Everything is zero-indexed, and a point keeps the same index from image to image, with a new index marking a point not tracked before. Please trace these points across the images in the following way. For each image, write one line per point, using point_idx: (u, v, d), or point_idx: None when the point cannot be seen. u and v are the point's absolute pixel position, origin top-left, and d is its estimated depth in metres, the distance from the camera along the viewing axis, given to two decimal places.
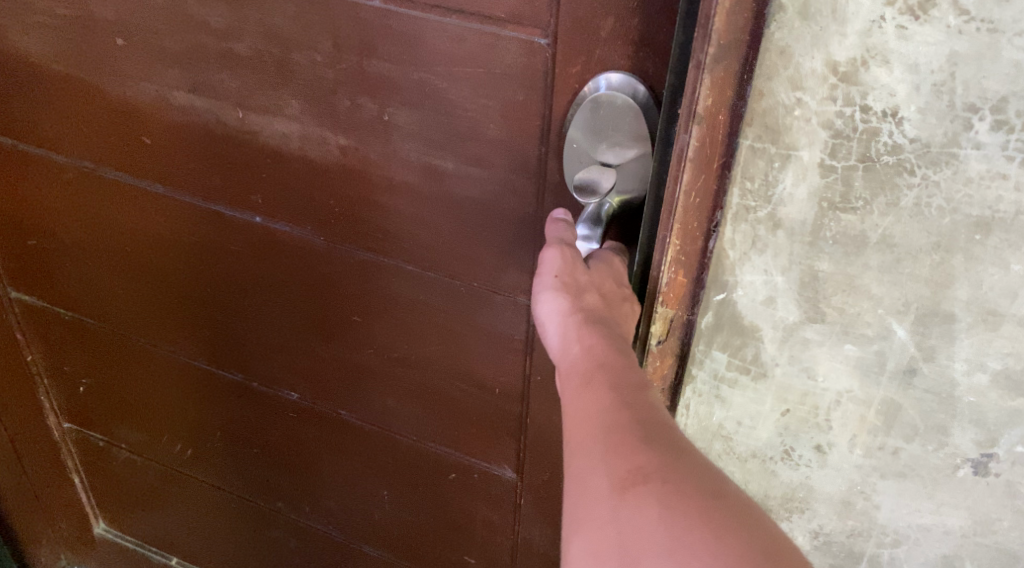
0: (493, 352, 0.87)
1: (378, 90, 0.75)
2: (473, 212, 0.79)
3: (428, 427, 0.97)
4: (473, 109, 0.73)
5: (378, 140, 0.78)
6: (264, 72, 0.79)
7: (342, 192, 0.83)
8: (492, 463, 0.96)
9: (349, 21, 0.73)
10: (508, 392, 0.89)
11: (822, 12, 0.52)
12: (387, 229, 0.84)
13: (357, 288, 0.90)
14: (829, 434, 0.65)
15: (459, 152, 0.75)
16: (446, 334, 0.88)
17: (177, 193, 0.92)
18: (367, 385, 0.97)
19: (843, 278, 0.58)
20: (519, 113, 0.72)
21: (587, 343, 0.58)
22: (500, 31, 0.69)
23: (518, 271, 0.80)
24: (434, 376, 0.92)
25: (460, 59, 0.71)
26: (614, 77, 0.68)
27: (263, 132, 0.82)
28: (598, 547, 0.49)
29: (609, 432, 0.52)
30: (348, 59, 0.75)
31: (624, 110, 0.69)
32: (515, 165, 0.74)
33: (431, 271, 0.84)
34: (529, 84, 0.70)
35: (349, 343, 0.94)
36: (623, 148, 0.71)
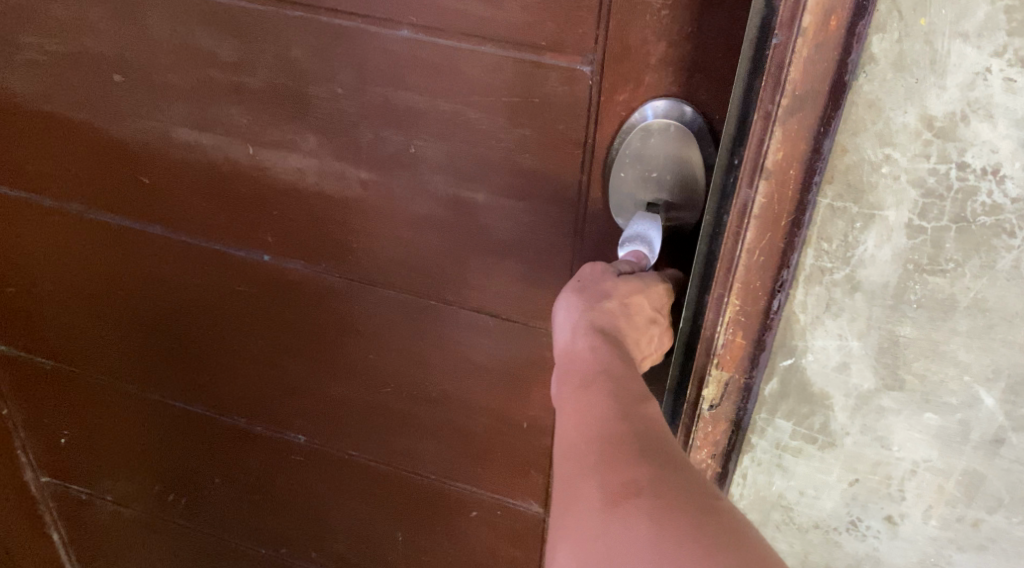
0: (524, 389, 0.82)
1: (404, 122, 0.70)
2: (505, 245, 0.73)
3: (449, 469, 0.91)
4: (508, 138, 0.67)
5: (403, 173, 0.73)
6: (280, 106, 0.74)
7: (359, 225, 0.78)
8: (519, 499, 0.90)
9: (375, 50, 0.68)
10: (538, 426, 0.84)
11: (919, 63, 0.50)
12: (409, 262, 0.78)
13: (374, 326, 0.84)
14: (901, 505, 0.61)
15: (493, 184, 0.70)
16: (470, 369, 0.83)
17: (174, 232, 0.87)
18: (384, 429, 0.91)
19: (926, 337, 0.56)
20: (559, 142, 0.66)
21: (592, 342, 0.57)
22: (539, 60, 0.64)
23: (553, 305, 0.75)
24: (458, 415, 0.87)
25: (495, 89, 0.66)
26: (660, 104, 0.63)
27: (275, 168, 0.78)
28: (584, 557, 0.47)
29: (604, 441, 0.51)
30: (373, 92, 0.70)
31: (674, 136, 0.64)
32: (554, 196, 0.69)
33: (458, 304, 0.79)
34: (571, 113, 0.65)
35: (366, 382, 0.88)
36: (677, 179, 0.66)
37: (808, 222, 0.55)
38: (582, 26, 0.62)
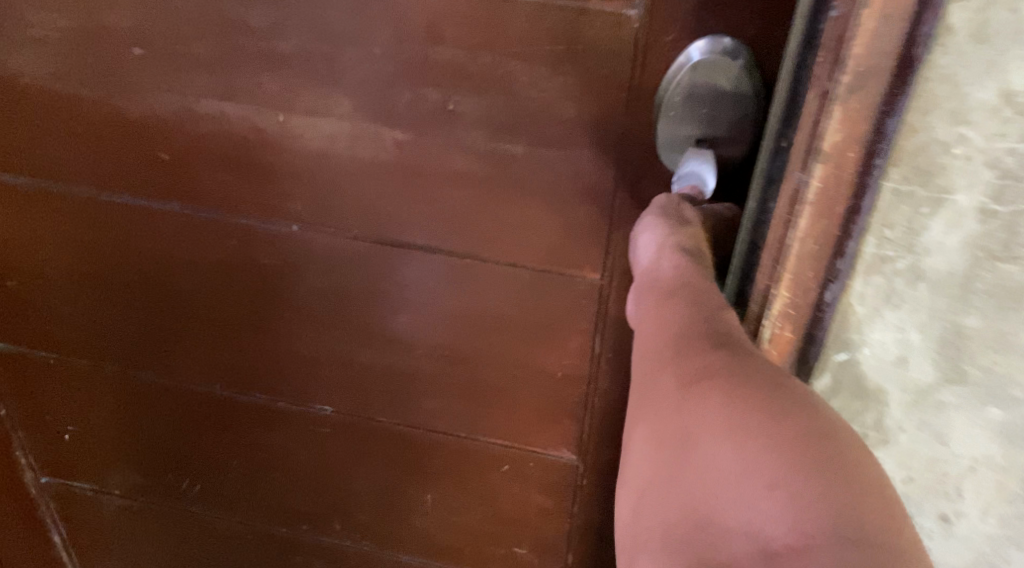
0: (559, 339, 0.84)
1: (444, 79, 0.71)
2: (544, 195, 0.75)
3: (482, 427, 0.92)
4: (551, 88, 0.69)
5: (441, 130, 0.74)
6: (313, 70, 0.74)
7: (395, 187, 0.79)
8: (551, 448, 0.91)
9: (414, 8, 0.69)
10: (572, 374, 0.86)
11: (1002, 35, 0.52)
12: (444, 215, 0.79)
13: (408, 288, 0.85)
14: (959, 503, 0.66)
15: (534, 137, 0.72)
16: (503, 326, 0.85)
17: (196, 208, 0.86)
18: (415, 392, 0.92)
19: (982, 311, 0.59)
20: (602, 88, 0.68)
21: (674, 262, 0.62)
22: (585, 6, 0.66)
23: (591, 250, 0.77)
24: (491, 373, 0.88)
25: (539, 38, 0.68)
26: (704, 45, 0.65)
27: (306, 135, 0.78)
28: (662, 433, 0.54)
29: (681, 339, 0.57)
30: (412, 50, 0.71)
31: (720, 75, 0.66)
32: (595, 142, 0.71)
33: (493, 258, 0.80)
34: (616, 59, 0.67)
35: (396, 347, 0.89)
36: (731, 118, 0.68)
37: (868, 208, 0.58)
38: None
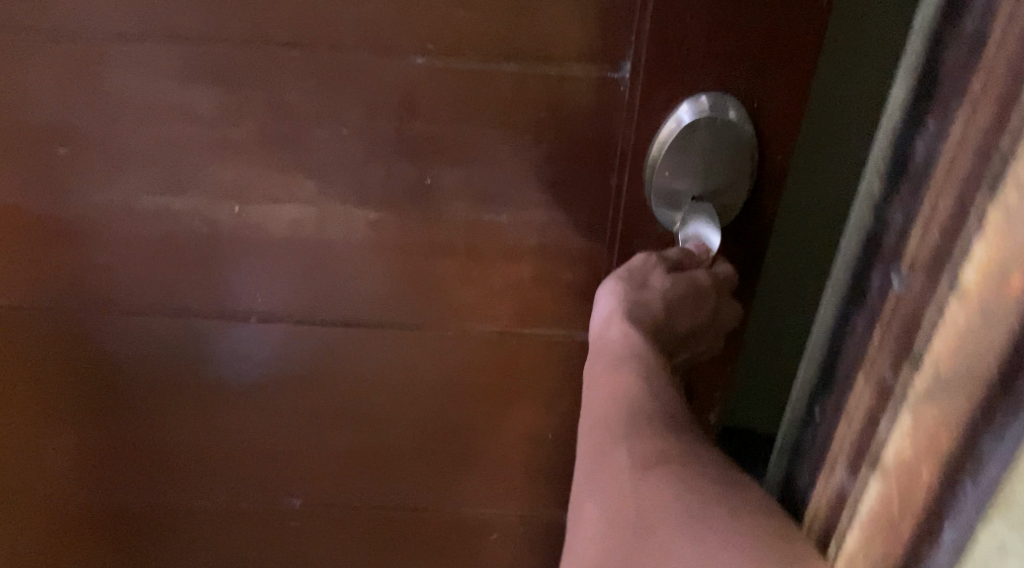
0: (547, 400, 0.82)
1: (419, 153, 0.68)
2: (529, 260, 0.73)
3: (469, 494, 0.90)
4: (534, 154, 0.67)
5: (418, 205, 0.71)
6: (275, 153, 0.70)
7: (367, 267, 0.75)
8: (541, 505, 0.91)
9: (386, 83, 0.66)
10: (560, 432, 0.84)
11: None
12: (421, 291, 0.76)
13: (385, 366, 0.81)
14: None
15: (519, 204, 0.70)
16: (488, 395, 0.82)
17: (136, 312, 0.79)
18: (396, 470, 0.89)
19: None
20: (588, 151, 0.67)
21: (624, 332, 0.66)
22: (568, 72, 0.64)
23: (579, 310, 0.75)
24: (477, 440, 0.86)
25: (520, 106, 0.66)
26: (694, 105, 0.63)
27: (268, 223, 0.73)
28: (616, 507, 0.57)
29: (632, 417, 0.61)
30: (384, 127, 0.68)
31: (713, 134, 0.64)
32: (582, 203, 0.69)
33: (475, 328, 0.78)
34: (602, 122, 0.66)
35: (374, 427, 0.86)
36: (724, 169, 0.65)
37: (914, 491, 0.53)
38: (613, 36, 0.63)
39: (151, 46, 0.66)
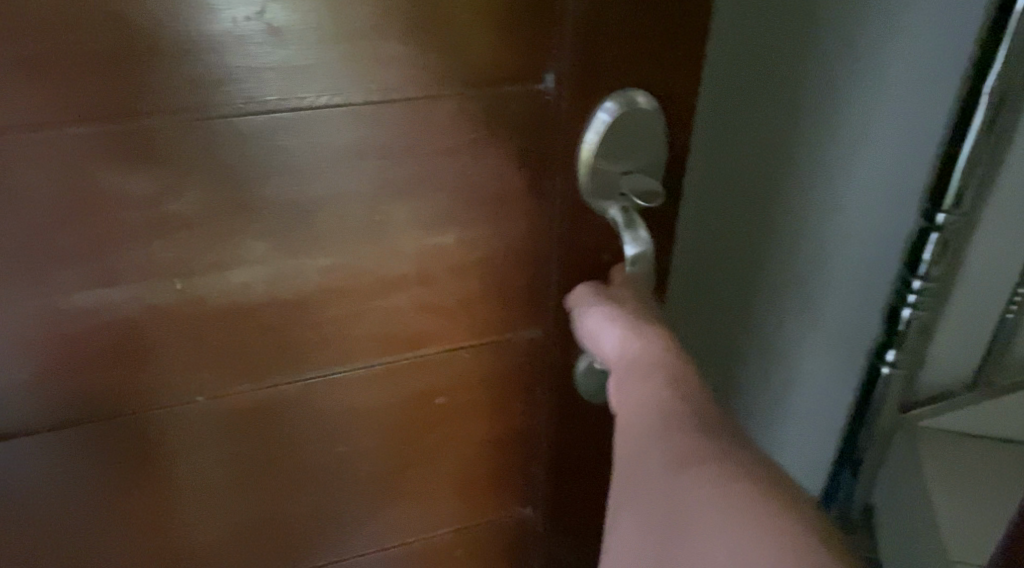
0: (507, 404, 0.85)
1: (365, 192, 0.70)
2: (481, 272, 0.76)
3: (436, 520, 0.90)
4: (475, 173, 0.71)
5: (368, 242, 0.72)
6: (218, 218, 0.68)
7: (320, 315, 0.75)
8: (510, 511, 0.93)
9: (327, 127, 0.67)
10: (522, 432, 0.87)
11: None
12: (377, 329, 0.77)
13: (340, 410, 0.81)
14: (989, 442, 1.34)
15: (465, 223, 0.73)
16: (399, 413, 0.82)
17: (30, 433, 0.73)
18: (363, 512, 0.87)
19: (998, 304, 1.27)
20: (526, 160, 0.71)
21: (639, 346, 0.68)
22: (498, 89, 0.68)
23: (530, 309, 0.79)
24: (433, 467, 0.87)
25: (458, 129, 0.68)
26: (610, 105, 0.69)
27: (214, 293, 0.72)
28: (643, 518, 0.58)
29: (667, 418, 0.62)
30: (330, 172, 0.69)
31: (630, 127, 0.70)
32: (524, 209, 0.73)
33: (431, 350, 0.79)
34: (534, 131, 0.70)
35: (292, 480, 0.83)
36: (646, 156, 0.72)
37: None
38: (538, 54, 0.67)
39: (68, 133, 0.63)
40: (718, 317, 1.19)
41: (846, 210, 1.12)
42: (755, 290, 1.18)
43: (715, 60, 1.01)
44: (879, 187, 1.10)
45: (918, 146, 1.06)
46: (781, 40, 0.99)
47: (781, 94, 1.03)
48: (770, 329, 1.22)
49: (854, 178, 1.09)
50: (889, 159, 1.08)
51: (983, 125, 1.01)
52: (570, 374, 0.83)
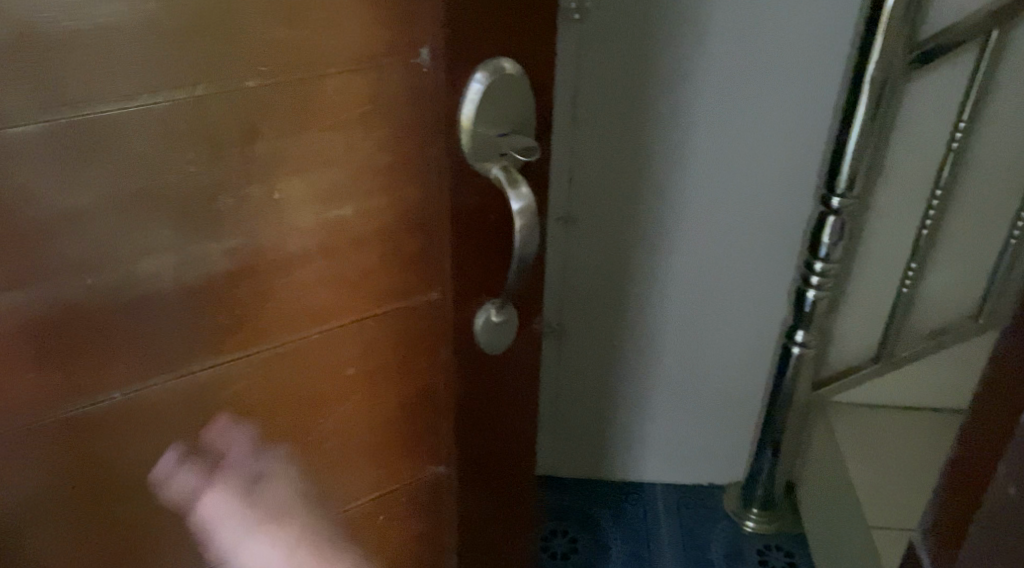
0: (413, 367, 0.91)
1: (266, 173, 0.74)
2: (377, 239, 0.82)
3: (355, 486, 0.95)
4: (364, 145, 0.77)
5: (271, 222, 0.76)
6: (123, 210, 0.70)
7: (228, 299, 0.78)
8: (421, 472, 0.99)
9: (227, 112, 0.70)
10: (429, 393, 0.94)
11: None
12: (285, 308, 0.81)
13: (214, 395, 0.81)
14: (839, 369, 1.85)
15: (359, 194, 0.79)
16: (232, 392, 0.82)
17: None
18: (288, 490, 0.91)
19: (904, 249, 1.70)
20: (410, 129, 0.78)
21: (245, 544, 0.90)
22: (379, 63, 0.74)
23: (426, 273, 0.86)
24: (338, 437, 0.91)
25: (346, 104, 0.74)
26: (481, 76, 0.76)
27: (120, 288, 0.72)
28: None
29: None
30: (231, 156, 0.72)
31: (499, 93, 0.78)
32: (411, 175, 0.80)
33: (339, 321, 0.84)
34: (415, 100, 0.77)
35: (133, 481, 0.81)
36: (516, 119, 0.80)
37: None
38: (413, 28, 0.74)
39: None
40: (619, 243, 1.68)
41: (687, 177, 1.60)
42: (626, 231, 1.67)
43: (564, 73, 1.49)
44: (778, 109, 1.52)
45: (749, 124, 1.53)
46: (604, 53, 1.47)
47: (620, 86, 1.50)
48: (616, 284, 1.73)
49: (703, 143, 1.56)
50: (721, 136, 1.55)
51: (868, 107, 1.41)
52: (469, 331, 0.90)
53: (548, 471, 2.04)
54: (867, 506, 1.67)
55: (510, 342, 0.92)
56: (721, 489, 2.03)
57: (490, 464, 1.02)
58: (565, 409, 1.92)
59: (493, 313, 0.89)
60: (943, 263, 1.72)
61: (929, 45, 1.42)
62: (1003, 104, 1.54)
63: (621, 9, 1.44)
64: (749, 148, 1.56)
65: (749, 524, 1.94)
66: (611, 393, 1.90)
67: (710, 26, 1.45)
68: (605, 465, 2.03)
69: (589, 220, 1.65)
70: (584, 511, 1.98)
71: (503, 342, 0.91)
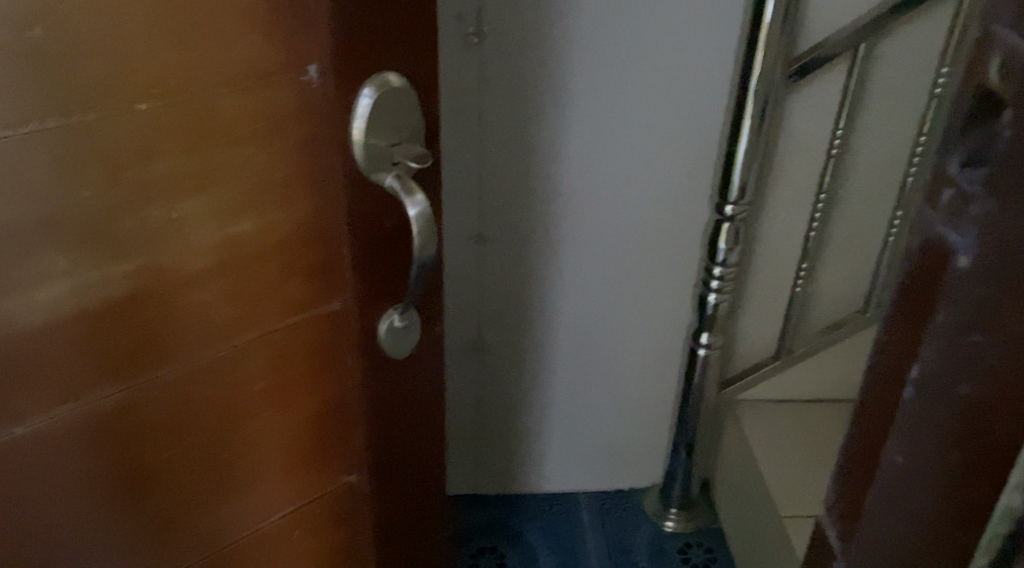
0: (320, 378, 0.93)
1: (163, 193, 0.75)
2: (279, 253, 0.84)
3: (270, 502, 0.96)
4: (260, 161, 0.79)
5: (171, 242, 0.77)
6: (18, 239, 0.70)
7: (132, 323, 0.78)
8: (335, 481, 1.01)
9: (120, 134, 0.71)
10: (338, 403, 0.96)
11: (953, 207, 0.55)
12: (189, 328, 0.82)
13: (122, 422, 0.82)
14: (740, 361, 1.94)
15: (257, 209, 0.80)
16: (134, 424, 0.82)
17: None
18: (201, 511, 0.91)
19: (797, 251, 1.78)
20: (304, 143, 0.80)
21: None
22: (270, 81, 0.76)
23: (329, 283, 0.88)
24: (249, 454, 0.92)
25: (240, 122, 0.76)
26: (368, 90, 0.79)
27: (19, 318, 0.72)
28: None
29: None
30: (127, 178, 0.73)
31: (388, 107, 0.81)
32: (309, 189, 0.83)
33: (244, 337, 0.85)
34: (307, 114, 0.79)
35: (37, 521, 0.80)
36: (407, 130, 0.83)
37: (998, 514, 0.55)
38: (301, 46, 0.76)
39: None
40: (524, 256, 1.72)
41: (588, 189, 1.65)
42: (530, 245, 1.71)
43: (458, 91, 1.51)
44: (666, 119, 1.58)
45: (643, 136, 1.59)
46: (501, 71, 1.50)
47: (515, 103, 1.54)
48: (524, 296, 1.77)
49: (601, 157, 1.61)
50: (618, 148, 1.60)
51: (753, 120, 1.48)
52: (374, 337, 0.92)
53: (472, 488, 2.06)
54: (778, 498, 1.73)
55: (412, 348, 0.95)
56: (641, 492, 2.08)
57: (402, 467, 1.05)
58: (483, 423, 1.95)
59: (396, 319, 0.91)
60: (831, 261, 1.81)
61: (805, 59, 1.50)
62: (875, 108, 1.63)
63: (516, 30, 1.47)
64: (645, 160, 1.62)
65: (669, 524, 1.99)
66: (529, 405, 1.93)
67: (603, 43, 1.49)
68: (528, 477, 2.06)
69: (499, 238, 1.69)
70: (509, 526, 2.00)
71: (404, 348, 0.93)
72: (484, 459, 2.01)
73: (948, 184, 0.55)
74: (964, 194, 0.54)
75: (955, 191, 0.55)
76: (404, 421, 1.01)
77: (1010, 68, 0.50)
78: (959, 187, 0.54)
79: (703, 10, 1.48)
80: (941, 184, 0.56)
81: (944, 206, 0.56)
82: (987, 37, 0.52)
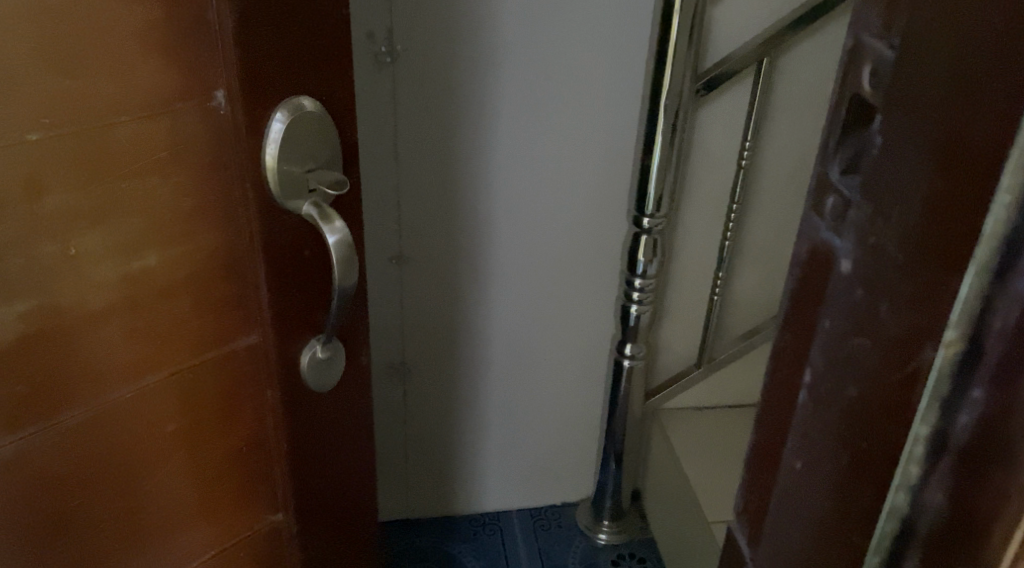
0: (235, 415, 0.89)
1: (58, 227, 0.71)
2: (186, 288, 0.80)
3: (188, 545, 0.92)
4: (162, 193, 0.75)
5: (69, 279, 0.73)
6: None
7: (30, 366, 0.74)
8: (257, 521, 0.97)
9: (12, 167, 0.67)
10: (256, 441, 0.92)
11: (826, 217, 0.50)
12: (94, 369, 0.77)
13: (24, 471, 0.77)
14: (662, 372, 1.96)
15: (159, 243, 0.77)
16: (37, 472, 0.77)
17: None
18: (113, 559, 0.86)
19: (712, 262, 1.81)
20: (210, 173, 0.77)
21: None
22: (173, 109, 0.73)
23: (241, 318, 0.85)
24: (161, 497, 0.87)
25: (140, 152, 0.73)
26: (281, 114, 0.77)
27: None
28: None
29: None
30: (20, 213, 0.69)
31: (299, 131, 0.79)
32: (216, 221, 0.79)
33: (152, 376, 0.81)
34: (212, 144, 0.76)
35: None
36: (318, 155, 0.81)
37: (873, 543, 0.47)
38: (204, 72, 0.74)
39: None
40: (444, 276, 1.70)
41: (505, 207, 1.64)
42: (450, 264, 1.69)
43: (370, 110, 1.49)
44: (580, 135, 1.58)
45: (558, 153, 1.60)
46: (415, 89, 1.49)
47: (429, 121, 1.52)
48: (446, 316, 1.75)
49: (516, 175, 1.61)
50: (533, 164, 1.60)
51: (665, 134, 1.49)
52: (296, 369, 0.90)
53: (403, 513, 2.03)
54: (703, 505, 1.74)
55: (336, 378, 0.94)
56: (571, 507, 2.08)
57: (326, 500, 1.02)
58: (411, 445, 1.92)
59: (318, 349, 0.90)
60: (746, 270, 1.84)
61: (711, 75, 1.54)
62: (780, 118, 1.67)
63: (427, 47, 1.45)
64: (561, 177, 1.62)
65: (601, 537, 1.99)
66: (456, 426, 1.91)
67: (517, 60, 1.49)
68: (457, 499, 2.03)
69: (419, 259, 1.67)
70: (442, 549, 1.97)
71: (328, 379, 0.92)
72: (413, 483, 1.98)
73: (830, 191, 0.50)
74: (845, 200, 0.48)
75: (837, 197, 0.49)
76: (324, 454, 0.98)
77: (880, 76, 0.45)
78: (841, 194, 0.49)
79: (613, 28, 1.49)
80: (824, 191, 0.50)
81: (827, 214, 0.50)
82: (857, 46, 0.47)
